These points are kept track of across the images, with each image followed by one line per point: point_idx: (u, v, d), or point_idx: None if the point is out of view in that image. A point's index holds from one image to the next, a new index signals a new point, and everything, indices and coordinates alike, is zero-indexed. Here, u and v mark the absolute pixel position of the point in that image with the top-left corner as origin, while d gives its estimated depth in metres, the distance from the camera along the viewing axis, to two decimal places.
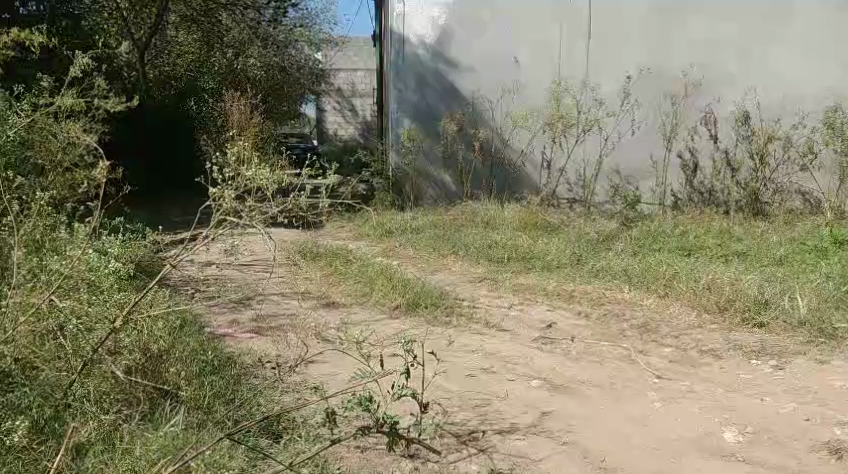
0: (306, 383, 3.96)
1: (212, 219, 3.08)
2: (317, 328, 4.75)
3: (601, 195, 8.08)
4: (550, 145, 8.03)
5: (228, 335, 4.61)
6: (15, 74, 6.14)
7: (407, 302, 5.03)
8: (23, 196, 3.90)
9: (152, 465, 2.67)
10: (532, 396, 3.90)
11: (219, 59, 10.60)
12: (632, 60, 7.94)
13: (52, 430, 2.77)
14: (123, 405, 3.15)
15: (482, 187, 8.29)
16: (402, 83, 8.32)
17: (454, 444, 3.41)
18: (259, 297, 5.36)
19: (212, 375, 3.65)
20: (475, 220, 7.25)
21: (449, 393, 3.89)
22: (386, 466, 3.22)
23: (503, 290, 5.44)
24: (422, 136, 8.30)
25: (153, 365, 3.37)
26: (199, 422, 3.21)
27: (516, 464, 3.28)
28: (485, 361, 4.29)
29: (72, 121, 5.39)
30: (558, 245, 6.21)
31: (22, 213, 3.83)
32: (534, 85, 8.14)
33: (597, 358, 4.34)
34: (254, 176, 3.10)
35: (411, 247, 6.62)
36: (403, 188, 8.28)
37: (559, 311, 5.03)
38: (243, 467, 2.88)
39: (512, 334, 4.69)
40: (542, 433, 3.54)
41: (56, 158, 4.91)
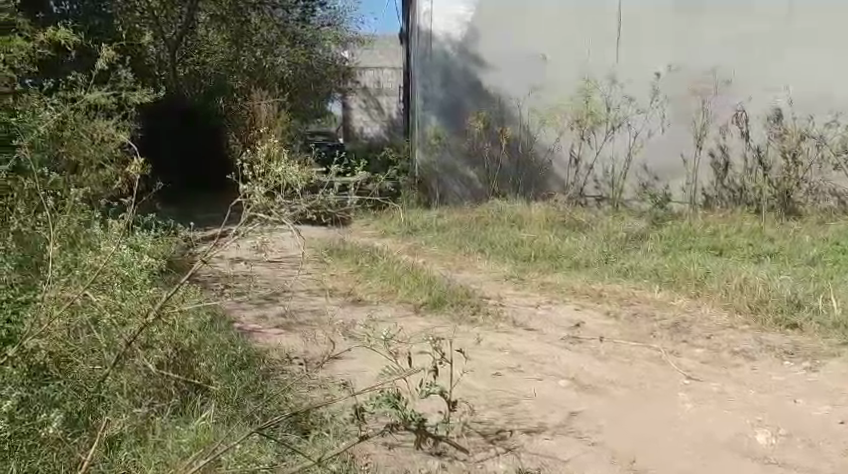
0: (332, 380, 3.99)
1: (242, 215, 3.11)
2: (344, 325, 4.76)
3: (629, 193, 8.02)
4: (578, 142, 7.99)
5: (255, 330, 4.64)
6: (50, 71, 6.24)
7: (433, 300, 5.04)
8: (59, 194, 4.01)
9: (184, 458, 2.71)
10: (560, 396, 3.89)
11: (248, 59, 10.38)
12: (660, 58, 7.84)
13: (85, 422, 2.78)
14: (155, 399, 3.17)
15: (507, 185, 8.25)
16: (428, 79, 8.32)
17: (482, 442, 3.40)
18: (286, 293, 5.39)
19: (240, 371, 3.71)
20: (500, 218, 7.22)
21: (476, 392, 3.88)
22: (414, 464, 3.21)
23: (530, 289, 5.43)
24: (448, 132, 8.32)
25: (183, 359, 3.43)
26: (230, 416, 3.23)
27: (544, 464, 3.26)
28: (512, 359, 4.29)
29: (104, 120, 5.44)
30: (586, 244, 6.17)
31: (57, 211, 3.92)
32: (561, 82, 8.06)
33: (626, 358, 4.32)
34: (283, 173, 3.10)
35: (436, 245, 6.60)
36: (428, 185, 8.35)
37: (587, 310, 5.00)
38: (273, 462, 2.89)
39: (538, 333, 4.68)
40: (571, 434, 3.53)
41: (89, 155, 4.99)
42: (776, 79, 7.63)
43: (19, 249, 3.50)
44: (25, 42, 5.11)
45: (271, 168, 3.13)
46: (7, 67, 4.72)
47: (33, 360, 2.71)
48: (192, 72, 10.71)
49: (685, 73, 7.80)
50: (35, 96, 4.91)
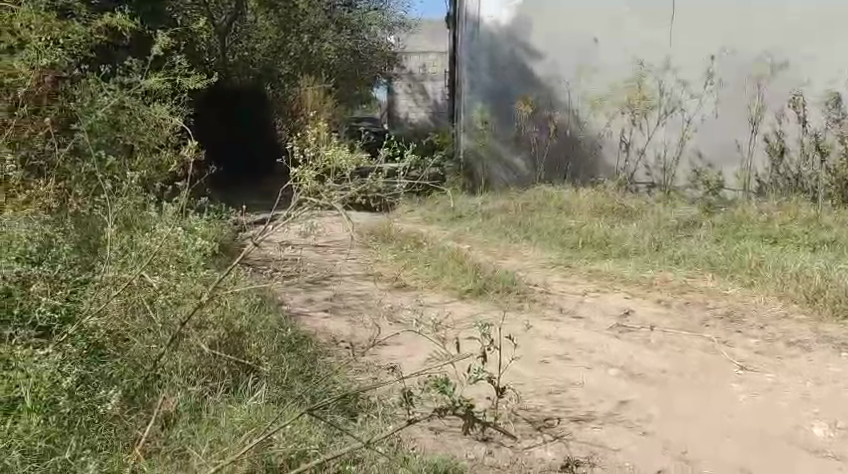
0: (378, 364, 4.01)
1: (293, 199, 3.14)
2: (391, 310, 4.78)
3: (682, 180, 7.86)
4: (629, 127, 7.92)
5: (303, 313, 4.68)
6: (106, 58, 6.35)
7: (480, 286, 5.02)
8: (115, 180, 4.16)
9: (237, 437, 2.73)
10: (609, 384, 3.86)
11: (294, 45, 10.61)
12: (715, 41, 7.67)
13: (142, 399, 2.83)
14: (207, 378, 3.21)
15: (554, 172, 8.20)
16: (475, 64, 8.29)
17: (529, 429, 3.39)
18: (334, 277, 5.42)
19: (289, 353, 3.75)
20: (546, 204, 7.18)
21: (522, 379, 3.86)
22: (460, 449, 3.22)
23: (578, 276, 5.38)
24: (496, 118, 8.29)
25: (235, 341, 3.47)
26: (280, 398, 3.22)
27: (593, 453, 3.24)
28: (560, 347, 4.26)
29: (159, 105, 5.52)
30: (636, 232, 6.08)
31: (115, 196, 4.01)
32: (613, 66, 7.95)
33: (678, 347, 4.27)
34: (332, 156, 3.11)
35: (482, 232, 6.58)
36: (474, 172, 8.36)
37: (637, 299, 4.95)
38: (322, 442, 2.90)
39: (586, 321, 4.64)
40: (621, 423, 3.49)
41: (144, 140, 5.06)
42: (834, 64, 7.48)
43: (78, 233, 3.69)
44: (84, 28, 5.21)
45: (320, 152, 3.14)
46: (66, 53, 4.82)
47: (92, 338, 2.78)
48: (241, 58, 10.37)
49: (740, 55, 7.63)
50: (93, 82, 5.00)
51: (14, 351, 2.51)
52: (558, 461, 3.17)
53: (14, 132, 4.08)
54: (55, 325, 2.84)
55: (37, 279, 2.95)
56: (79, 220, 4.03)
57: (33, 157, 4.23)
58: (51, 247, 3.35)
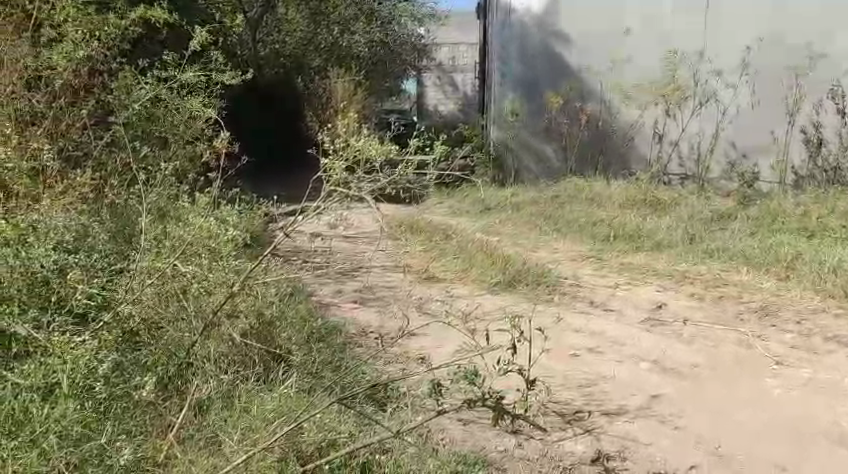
0: (407, 354, 4.01)
1: (322, 191, 3.13)
2: (420, 301, 4.77)
3: (716, 172, 7.79)
4: (662, 118, 7.84)
5: (332, 304, 4.69)
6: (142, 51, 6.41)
7: (510, 278, 5.01)
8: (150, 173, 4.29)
9: (268, 424, 2.74)
10: (640, 378, 3.82)
11: (324, 37, 10.44)
12: (750, 30, 7.55)
13: (175, 386, 2.85)
14: (239, 366, 3.22)
15: (586, 163, 8.14)
16: (506, 54, 8.25)
17: (559, 422, 3.37)
18: (363, 269, 5.42)
19: (318, 343, 3.76)
20: (577, 196, 7.12)
21: (552, 371, 3.84)
22: (489, 440, 3.21)
23: (609, 268, 5.34)
24: (526, 108, 8.24)
25: (266, 330, 3.49)
26: (310, 388, 3.23)
27: (625, 447, 3.22)
28: (591, 340, 4.23)
29: (193, 97, 5.54)
30: (668, 225, 6.02)
31: (150, 188, 4.07)
32: (647, 56, 7.88)
33: (711, 341, 4.22)
34: (363, 147, 3.10)
35: (511, 224, 6.55)
36: (504, 162, 8.27)
37: (669, 292, 4.91)
38: (352, 431, 2.92)
39: (617, 314, 4.60)
40: (653, 417, 3.46)
41: (179, 131, 5.08)
42: None
43: (113, 224, 3.71)
44: (119, 21, 5.24)
45: (351, 142, 3.14)
46: (101, 45, 4.86)
47: (127, 326, 2.86)
48: (272, 51, 10.43)
49: (777, 44, 7.51)
50: (130, 74, 5.04)
51: (51, 338, 2.53)
52: (589, 454, 3.15)
53: (50, 123, 4.29)
54: (91, 313, 2.88)
55: (74, 267, 2.98)
56: (113, 209, 4.04)
57: (70, 149, 4.40)
58: (87, 237, 3.41)
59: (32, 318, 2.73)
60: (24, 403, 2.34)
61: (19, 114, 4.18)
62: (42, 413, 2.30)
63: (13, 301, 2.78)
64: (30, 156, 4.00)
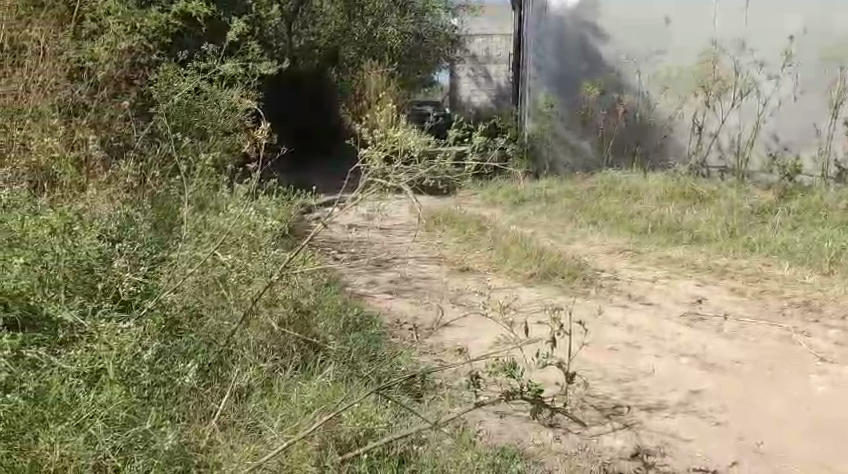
0: (443, 346, 4.00)
1: (361, 180, 3.12)
2: (456, 293, 4.76)
3: (756, 164, 7.66)
4: (702, 110, 7.74)
5: (367, 295, 4.69)
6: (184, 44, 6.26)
7: (545, 270, 4.98)
8: (191, 164, 4.38)
9: (307, 412, 2.76)
10: (680, 373, 3.78)
11: (359, 29, 10.64)
12: (793, 22, 7.44)
13: (215, 373, 2.88)
14: (277, 355, 3.23)
15: (623, 154, 8.07)
16: (542, 46, 8.16)
17: (597, 417, 3.34)
18: (397, 260, 5.41)
19: (353, 333, 3.76)
20: (615, 187, 7.04)
21: (589, 365, 3.81)
22: (524, 433, 3.19)
23: (647, 261, 5.30)
24: (562, 101, 8.15)
25: (303, 320, 3.51)
26: (348, 377, 3.23)
27: (665, 443, 3.19)
28: (629, 334, 4.19)
29: (231, 88, 5.57)
30: (708, 218, 5.96)
31: (186, 186, 4.11)
32: (686, 47, 7.78)
33: (753, 337, 4.17)
34: (400, 138, 3.08)
35: (546, 216, 6.50)
36: (539, 154, 8.25)
37: (708, 286, 4.85)
38: (390, 422, 2.89)
39: (656, 308, 4.56)
40: (694, 413, 3.42)
41: (218, 123, 5.12)
42: None
43: (154, 215, 3.82)
44: (160, 13, 5.28)
45: (389, 133, 3.12)
46: (141, 37, 4.93)
47: (169, 312, 2.92)
48: (307, 43, 10.48)
49: (821, 36, 7.40)
50: (170, 66, 5.08)
51: (97, 324, 2.58)
52: (629, 450, 3.12)
53: (93, 116, 4.36)
54: (136, 300, 2.93)
55: (118, 256, 3.04)
56: (155, 201, 4.08)
57: (113, 140, 4.43)
58: (130, 223, 3.49)
59: (78, 304, 2.78)
60: (70, 388, 2.36)
61: (63, 106, 4.27)
62: (88, 398, 2.34)
63: (59, 287, 2.81)
64: (75, 146, 4.14)
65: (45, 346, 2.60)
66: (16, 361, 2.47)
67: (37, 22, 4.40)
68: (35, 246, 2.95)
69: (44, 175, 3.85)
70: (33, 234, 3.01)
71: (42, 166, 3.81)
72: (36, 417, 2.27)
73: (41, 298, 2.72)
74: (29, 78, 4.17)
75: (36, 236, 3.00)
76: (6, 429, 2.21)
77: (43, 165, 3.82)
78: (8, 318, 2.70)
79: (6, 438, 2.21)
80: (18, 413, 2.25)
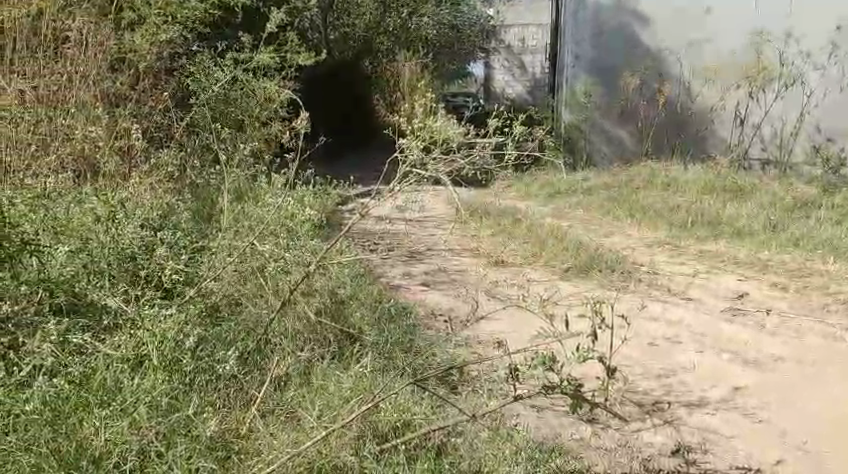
0: (478, 339, 3.97)
1: (398, 171, 3.07)
2: (490, 285, 4.73)
3: (799, 156, 7.59)
4: (745, 101, 7.64)
5: (401, 286, 4.67)
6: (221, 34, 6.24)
7: (580, 264, 4.92)
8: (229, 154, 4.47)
9: (345, 402, 2.74)
10: (721, 368, 3.73)
11: (393, 20, 10.57)
12: (839, 11, 7.30)
13: (255, 362, 2.87)
14: (314, 345, 3.22)
15: (663, 146, 7.97)
16: (579, 36, 8.05)
17: (637, 412, 3.30)
18: (430, 252, 5.39)
19: (387, 321, 3.73)
20: (652, 181, 6.95)
21: (630, 360, 3.76)
22: (564, 428, 3.16)
23: (687, 256, 5.23)
24: (600, 92, 8.06)
25: (338, 308, 3.52)
26: (383, 367, 3.19)
27: (706, 440, 3.14)
28: (669, 328, 4.14)
29: (268, 79, 5.58)
30: (750, 212, 5.87)
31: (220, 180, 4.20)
32: (729, 37, 7.64)
33: (795, 333, 4.10)
34: (439, 127, 3.04)
35: (582, 208, 6.44)
36: (575, 146, 8.19)
37: (750, 282, 4.77)
38: (426, 412, 2.89)
39: (697, 303, 4.50)
40: (736, 410, 3.37)
41: (254, 113, 5.16)
42: None
43: (192, 206, 3.88)
44: (199, 3, 5.30)
45: (428, 122, 3.07)
46: (181, 27, 4.97)
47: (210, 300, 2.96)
48: (342, 34, 10.18)
49: None
50: (208, 57, 5.10)
51: (141, 310, 2.65)
52: (669, 447, 3.08)
53: (135, 107, 4.39)
54: (178, 287, 2.96)
55: (160, 244, 3.12)
56: (194, 192, 4.13)
57: (153, 130, 4.49)
58: (170, 216, 3.56)
59: (122, 291, 2.81)
60: (115, 374, 2.40)
61: (104, 94, 4.31)
62: (131, 383, 2.36)
63: (103, 274, 2.88)
64: (117, 136, 4.17)
65: (90, 331, 2.63)
66: (62, 346, 2.52)
67: (79, 14, 4.40)
68: (80, 233, 3.08)
69: (88, 165, 3.96)
70: (78, 224, 3.13)
71: (85, 155, 3.92)
72: (81, 402, 2.29)
73: (86, 285, 2.78)
74: (72, 69, 4.20)
75: (81, 225, 3.13)
76: (51, 412, 2.23)
77: (87, 154, 3.93)
78: (53, 306, 2.70)
79: (51, 421, 2.21)
80: (63, 400, 2.29)
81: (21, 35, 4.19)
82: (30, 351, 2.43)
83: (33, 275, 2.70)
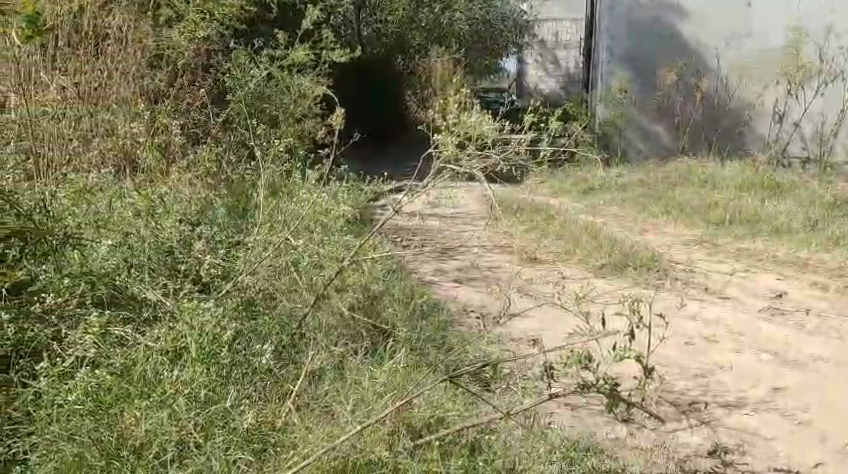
0: (512, 336, 3.95)
1: (432, 167, 3.03)
2: (524, 282, 4.70)
3: (840, 154, 7.46)
4: (784, 98, 7.59)
5: (433, 283, 4.65)
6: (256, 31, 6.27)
7: (615, 261, 4.88)
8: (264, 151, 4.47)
9: (379, 397, 2.73)
10: (759, 368, 3.67)
11: (425, 16, 10.06)
12: None
13: (290, 356, 2.88)
14: (348, 340, 3.22)
15: (700, 142, 7.87)
16: (614, 31, 7.93)
17: (673, 412, 3.26)
18: (462, 248, 5.37)
19: (419, 318, 3.72)
20: (689, 178, 6.87)
21: (667, 359, 3.71)
22: (599, 427, 3.13)
23: (724, 254, 5.15)
24: (636, 88, 7.93)
25: (371, 304, 3.51)
26: (417, 363, 3.18)
27: (744, 441, 3.09)
28: (706, 328, 4.08)
29: (303, 76, 5.59)
30: (790, 211, 5.77)
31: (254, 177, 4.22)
32: (768, 34, 7.61)
33: (836, 334, 4.02)
34: (475, 124, 3.00)
35: (617, 205, 6.38)
36: (610, 142, 8.02)
37: (789, 281, 4.69)
38: (460, 410, 2.87)
39: (734, 302, 4.43)
40: (775, 411, 3.31)
41: (289, 109, 5.18)
42: None
43: (227, 202, 3.89)
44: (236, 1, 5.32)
45: (463, 119, 3.04)
46: (218, 25, 5.00)
47: (246, 294, 2.97)
48: (374, 32, 10.08)
49: None
50: (244, 55, 5.13)
51: (180, 304, 2.66)
52: (706, 447, 3.03)
53: (172, 104, 4.42)
54: (216, 282, 2.98)
55: (198, 239, 3.15)
56: (230, 187, 4.14)
57: (190, 126, 4.51)
58: (206, 212, 3.57)
59: (162, 284, 2.83)
60: (155, 366, 2.41)
61: (143, 91, 4.35)
62: (171, 375, 2.38)
63: (143, 268, 2.90)
64: (155, 132, 4.19)
65: (131, 323, 2.66)
66: (104, 338, 2.53)
67: (119, 12, 4.44)
68: (120, 226, 3.10)
69: (128, 160, 4.03)
70: (119, 219, 3.14)
71: (125, 151, 3.99)
72: (122, 393, 2.32)
73: (127, 278, 2.80)
74: (112, 66, 4.26)
75: (122, 221, 3.12)
76: (94, 402, 2.24)
77: (127, 150, 4.02)
78: (94, 298, 2.72)
79: (93, 412, 2.22)
80: (106, 390, 2.31)
81: (63, 30, 4.11)
82: (73, 342, 2.44)
83: (76, 268, 2.73)
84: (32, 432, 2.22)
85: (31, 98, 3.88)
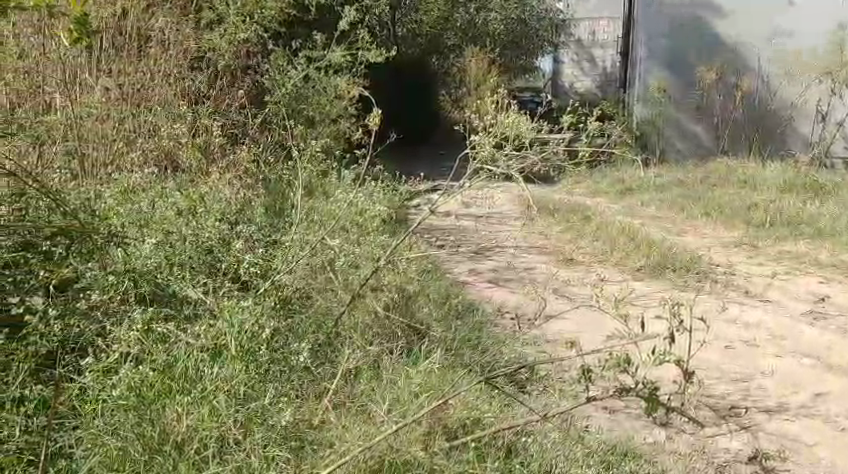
0: (548, 338, 3.92)
1: (469, 167, 3.02)
2: (560, 284, 4.67)
3: None
4: (827, 97, 7.56)
5: (467, 283, 4.63)
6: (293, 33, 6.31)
7: (653, 264, 4.83)
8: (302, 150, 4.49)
9: (415, 397, 2.72)
10: (800, 373, 3.61)
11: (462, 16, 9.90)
12: None
13: (326, 354, 2.90)
14: (383, 339, 3.21)
15: (740, 143, 7.76)
16: (654, 29, 7.82)
17: (713, 417, 3.22)
18: (497, 249, 5.34)
19: (455, 319, 3.71)
20: (728, 179, 6.78)
21: (707, 363, 3.67)
22: (638, 431, 3.10)
23: (765, 256, 5.08)
24: (675, 88, 7.83)
25: (406, 304, 3.48)
26: (453, 365, 3.17)
27: (785, 447, 3.04)
28: (746, 331, 4.02)
29: (340, 76, 5.60)
30: (834, 213, 5.68)
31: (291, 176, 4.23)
32: (811, 34, 7.64)
33: None
34: (513, 123, 2.97)
35: (655, 206, 6.32)
36: (648, 142, 7.79)
37: (833, 285, 4.61)
38: (497, 411, 2.86)
39: (775, 305, 4.36)
40: (817, 416, 3.26)
41: (326, 110, 5.21)
42: None
43: (265, 201, 3.91)
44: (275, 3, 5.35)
45: (502, 119, 3.02)
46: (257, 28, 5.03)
47: (283, 293, 2.99)
48: (410, 33, 9.66)
49: None
50: (283, 57, 5.16)
51: (220, 302, 2.69)
52: (746, 453, 2.99)
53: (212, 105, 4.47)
54: (255, 280, 2.99)
55: (237, 240, 3.17)
56: (267, 187, 4.17)
57: (230, 126, 4.55)
58: (245, 211, 3.60)
59: (202, 282, 2.86)
60: (197, 363, 2.45)
61: (184, 92, 4.40)
62: (211, 372, 2.41)
63: (185, 266, 2.93)
64: (195, 133, 4.24)
65: (173, 320, 2.68)
66: (147, 335, 2.56)
67: (162, 15, 4.49)
68: (163, 225, 3.13)
69: (169, 160, 4.06)
70: (162, 218, 3.17)
71: (167, 151, 4.02)
72: (164, 389, 2.34)
73: (169, 276, 2.83)
74: (156, 68, 4.31)
75: (165, 219, 3.15)
76: (137, 398, 2.26)
77: (169, 150, 4.04)
78: (136, 296, 2.76)
79: (137, 407, 2.24)
80: (149, 386, 2.32)
81: (109, 32, 4.21)
82: (117, 339, 2.47)
83: (120, 265, 2.76)
84: (77, 426, 2.26)
85: (75, 100, 4.00)
